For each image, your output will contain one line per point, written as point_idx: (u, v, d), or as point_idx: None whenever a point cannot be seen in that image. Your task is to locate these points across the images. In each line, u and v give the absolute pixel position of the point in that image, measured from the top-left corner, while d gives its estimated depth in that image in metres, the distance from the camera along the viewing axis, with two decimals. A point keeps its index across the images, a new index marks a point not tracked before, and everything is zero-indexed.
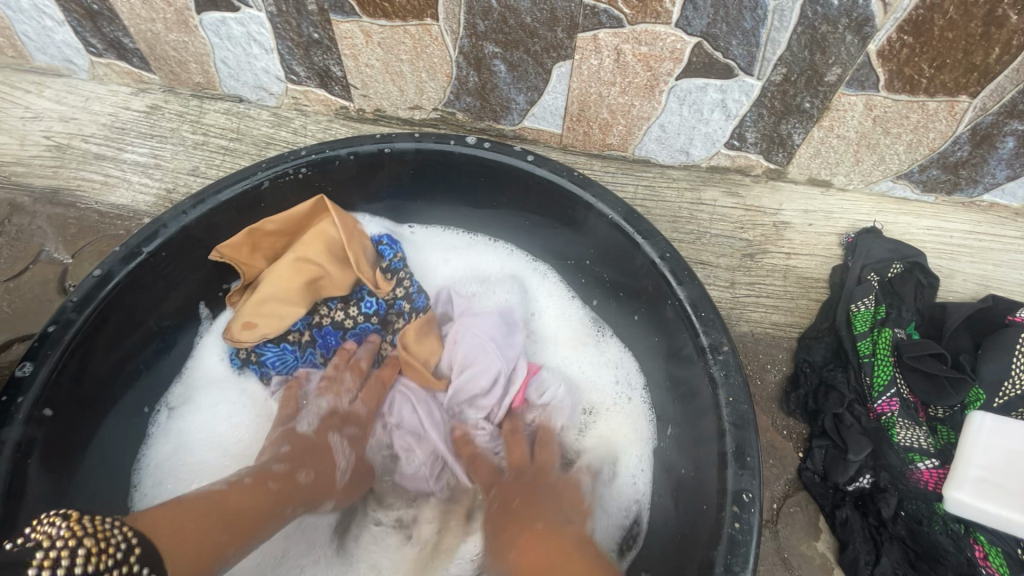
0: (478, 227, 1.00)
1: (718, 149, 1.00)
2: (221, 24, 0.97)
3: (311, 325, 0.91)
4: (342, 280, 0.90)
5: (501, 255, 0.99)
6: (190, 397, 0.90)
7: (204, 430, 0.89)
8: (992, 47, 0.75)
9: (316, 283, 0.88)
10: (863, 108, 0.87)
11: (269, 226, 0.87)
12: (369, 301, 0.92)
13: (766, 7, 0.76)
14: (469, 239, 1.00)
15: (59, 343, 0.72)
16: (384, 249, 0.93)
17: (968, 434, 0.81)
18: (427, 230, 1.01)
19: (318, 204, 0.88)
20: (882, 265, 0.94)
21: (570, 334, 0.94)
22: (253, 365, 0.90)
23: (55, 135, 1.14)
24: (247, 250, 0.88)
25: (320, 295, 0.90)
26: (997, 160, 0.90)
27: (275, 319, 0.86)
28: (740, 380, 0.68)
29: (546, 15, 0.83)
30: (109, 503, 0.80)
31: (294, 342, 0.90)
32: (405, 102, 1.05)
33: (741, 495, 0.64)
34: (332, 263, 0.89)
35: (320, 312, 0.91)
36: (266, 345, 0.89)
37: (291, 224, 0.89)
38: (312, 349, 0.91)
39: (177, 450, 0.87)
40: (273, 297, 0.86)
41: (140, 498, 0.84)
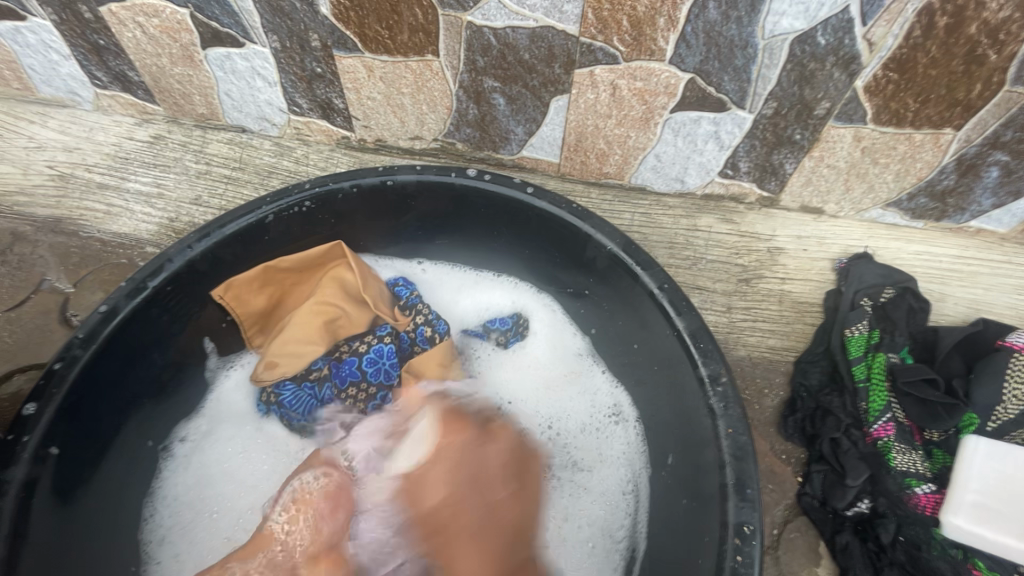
0: (485, 264, 1.01)
1: (712, 178, 1.02)
2: (226, 59, 0.99)
3: (331, 362, 0.90)
4: (359, 318, 0.92)
5: (508, 293, 1.01)
6: (206, 431, 0.91)
7: (215, 464, 0.89)
8: (974, 84, 0.77)
9: (333, 322, 0.90)
10: (851, 139, 0.90)
11: (284, 263, 0.91)
12: (384, 326, 0.92)
13: (756, 45, 0.79)
14: (478, 277, 1.02)
15: (65, 381, 0.73)
16: (400, 290, 0.97)
17: (962, 459, 0.82)
18: (435, 265, 1.03)
19: (335, 247, 0.92)
20: (875, 290, 0.96)
21: (572, 372, 0.95)
22: (274, 407, 0.89)
23: (58, 165, 1.15)
24: (263, 288, 0.91)
25: (339, 334, 0.91)
26: (982, 188, 0.93)
27: (294, 358, 0.88)
28: (739, 412, 0.70)
29: (544, 52, 0.86)
30: (112, 539, 0.81)
31: (315, 378, 0.89)
32: (405, 133, 1.07)
33: (742, 527, 0.65)
34: (348, 301, 0.91)
35: (339, 349, 0.91)
36: (284, 385, 0.89)
37: (306, 263, 0.92)
38: (331, 384, 0.89)
39: (189, 485, 0.88)
40: (290, 334, 0.88)
41: (148, 532, 0.85)
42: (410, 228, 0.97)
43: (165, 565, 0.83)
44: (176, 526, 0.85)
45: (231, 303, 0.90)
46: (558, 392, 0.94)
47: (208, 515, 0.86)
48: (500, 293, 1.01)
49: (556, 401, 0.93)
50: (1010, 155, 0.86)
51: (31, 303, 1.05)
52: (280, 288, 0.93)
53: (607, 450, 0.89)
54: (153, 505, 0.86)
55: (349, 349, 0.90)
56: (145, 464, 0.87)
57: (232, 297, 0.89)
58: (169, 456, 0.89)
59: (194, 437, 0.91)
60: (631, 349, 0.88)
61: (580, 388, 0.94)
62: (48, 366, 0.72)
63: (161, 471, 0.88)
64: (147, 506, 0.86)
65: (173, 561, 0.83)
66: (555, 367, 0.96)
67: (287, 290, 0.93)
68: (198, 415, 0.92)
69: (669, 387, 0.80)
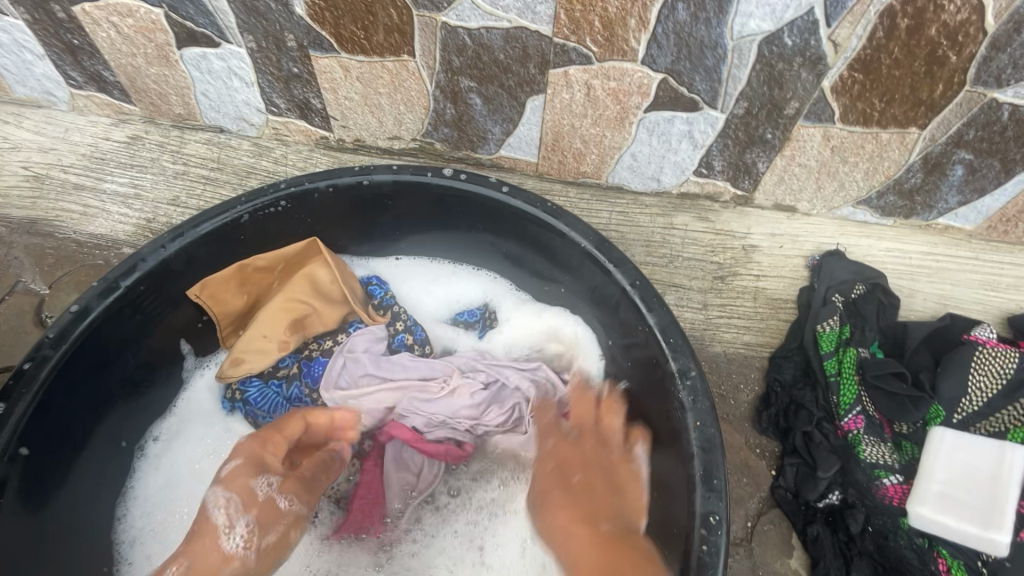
0: (460, 257, 1.02)
1: (687, 177, 1.04)
2: (202, 59, 0.99)
3: (300, 360, 0.92)
4: (329, 315, 0.93)
5: (483, 284, 1.01)
6: (176, 431, 0.90)
7: (188, 464, 0.88)
8: (936, 84, 0.79)
9: (304, 320, 0.91)
10: (821, 139, 0.91)
11: (258, 262, 0.91)
12: (356, 326, 0.93)
13: (725, 46, 0.80)
14: (453, 269, 1.02)
15: (34, 380, 0.72)
16: (373, 289, 0.98)
17: (931, 448, 0.85)
18: (412, 260, 1.03)
19: (311, 245, 0.92)
20: (846, 286, 0.99)
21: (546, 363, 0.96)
22: (239, 404, 0.90)
23: (33, 165, 1.14)
24: (234, 285, 0.91)
25: (310, 332, 0.92)
26: (948, 186, 0.95)
27: (264, 354, 0.89)
28: (708, 405, 0.71)
29: (518, 53, 0.87)
30: (83, 540, 0.81)
31: (282, 376, 0.91)
32: (384, 132, 1.08)
33: (708, 518, 0.66)
34: (319, 300, 0.92)
35: (308, 347, 0.93)
36: (250, 381, 0.90)
37: (280, 261, 0.92)
38: (300, 383, 0.90)
39: (161, 485, 0.87)
40: (260, 332, 0.88)
41: (121, 532, 0.85)
42: (386, 224, 0.97)
43: (138, 565, 0.83)
44: (149, 528, 0.85)
45: (207, 301, 0.89)
46: None
47: (179, 517, 0.85)
48: (474, 285, 1.01)
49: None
50: (973, 153, 0.88)
51: (6, 305, 1.04)
52: (254, 286, 0.92)
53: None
54: (125, 506, 0.86)
55: (319, 347, 0.93)
56: (118, 466, 0.86)
57: (209, 295, 0.89)
58: (144, 456, 0.89)
59: (166, 437, 0.90)
60: (605, 341, 0.90)
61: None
62: (17, 366, 0.72)
63: (134, 472, 0.88)
64: (120, 507, 0.86)
65: (147, 563, 0.83)
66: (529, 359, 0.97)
67: (261, 287, 0.93)
68: (172, 415, 0.91)
69: (640, 379, 0.82)
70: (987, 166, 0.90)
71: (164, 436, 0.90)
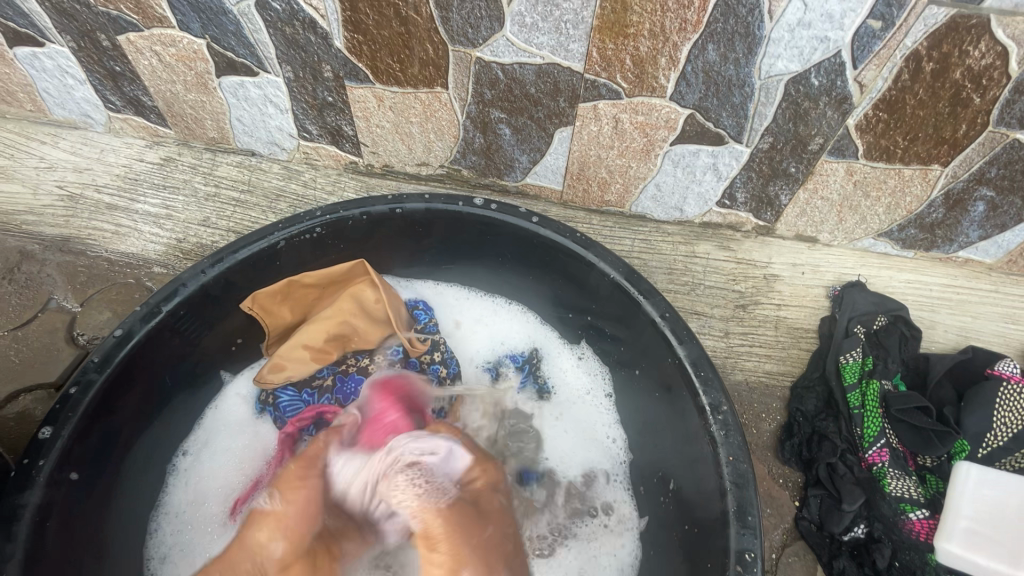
0: (501, 291, 1.04)
1: (709, 207, 1.06)
2: (239, 87, 1.02)
3: (336, 372, 0.92)
4: (372, 335, 0.94)
5: (524, 322, 1.03)
6: (209, 444, 0.92)
7: (221, 475, 0.89)
8: (960, 124, 0.81)
9: (347, 335, 0.93)
10: (844, 173, 0.93)
11: (308, 278, 0.92)
12: (396, 349, 0.94)
13: (753, 85, 0.82)
14: (493, 304, 1.05)
15: (79, 406, 0.73)
16: (418, 313, 0.99)
17: (955, 484, 0.85)
18: (455, 290, 1.06)
19: (359, 266, 0.93)
20: (868, 317, 1.00)
21: (579, 399, 0.97)
22: (269, 409, 0.92)
23: (68, 185, 1.17)
24: (281, 298, 0.92)
25: (350, 346, 0.94)
26: (969, 221, 0.96)
27: (303, 364, 0.91)
28: (740, 439, 0.72)
29: (549, 87, 0.89)
30: (123, 561, 0.82)
31: (316, 386, 0.92)
32: (412, 159, 1.10)
33: (744, 554, 0.66)
34: (363, 320, 0.93)
35: (346, 362, 0.93)
36: (284, 389, 0.91)
37: (329, 279, 0.94)
38: (331, 396, 0.90)
39: (190, 498, 0.88)
40: (302, 341, 0.91)
41: (155, 547, 0.85)
42: (431, 254, 1.00)
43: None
44: (176, 543, 0.85)
45: (257, 313, 0.91)
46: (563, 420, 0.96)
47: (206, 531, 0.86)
48: (514, 322, 1.03)
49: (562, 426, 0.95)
50: (994, 190, 0.90)
51: (37, 322, 1.05)
52: (300, 300, 0.94)
53: (607, 477, 0.91)
54: (155, 522, 0.87)
55: (356, 363, 0.93)
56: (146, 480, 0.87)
57: (258, 308, 0.91)
58: (176, 468, 0.90)
59: (197, 450, 0.91)
60: (637, 383, 0.90)
61: (582, 413, 0.96)
62: (63, 391, 0.73)
63: (166, 485, 0.89)
64: (150, 521, 0.86)
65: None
66: (561, 397, 0.97)
67: (309, 301, 0.95)
68: (203, 427, 0.93)
69: (675, 429, 0.81)
70: (1008, 204, 0.92)
71: (193, 449, 0.91)
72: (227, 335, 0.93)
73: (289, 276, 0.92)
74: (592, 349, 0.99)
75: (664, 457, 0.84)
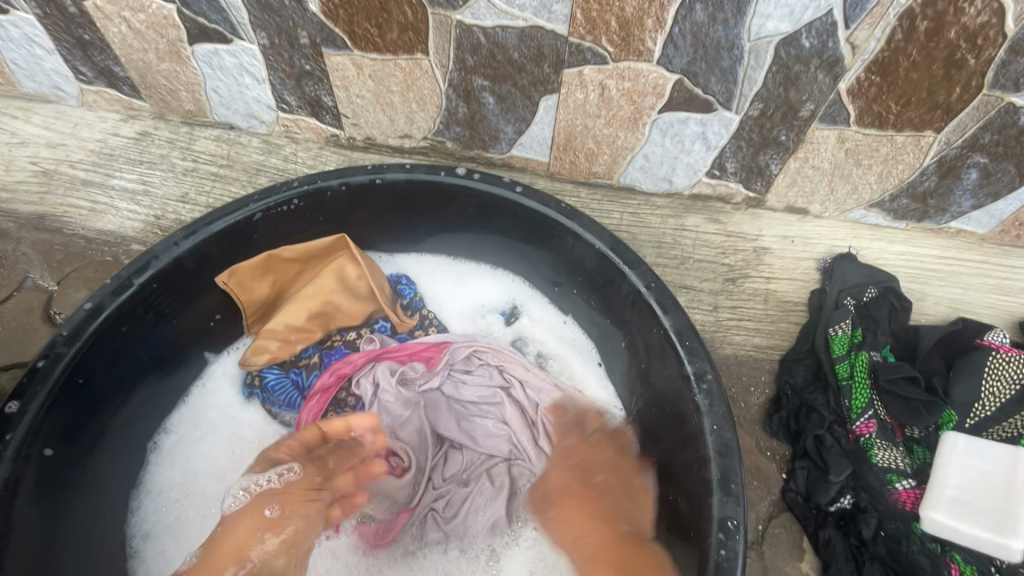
0: (486, 263, 1.01)
1: (699, 178, 1.03)
2: (213, 55, 0.99)
3: (321, 349, 0.94)
4: (354, 311, 0.94)
5: (505, 288, 1.01)
6: (193, 423, 0.91)
7: (207, 452, 0.90)
8: (953, 88, 0.79)
9: (329, 313, 0.93)
10: (835, 141, 0.91)
11: (286, 254, 0.91)
12: (382, 325, 0.96)
13: (742, 47, 0.80)
14: (475, 270, 1.02)
15: (49, 379, 0.72)
16: (402, 288, 0.99)
17: (944, 453, 0.85)
18: (438, 260, 1.03)
19: (338, 243, 0.93)
20: (858, 290, 0.98)
21: (565, 371, 0.95)
22: (257, 390, 0.92)
23: (41, 161, 1.13)
24: (259, 274, 0.91)
25: (333, 324, 0.94)
26: (962, 190, 0.95)
27: (288, 342, 0.92)
28: (724, 409, 0.71)
29: (533, 52, 0.86)
30: (105, 536, 0.82)
31: (303, 365, 0.93)
32: (395, 131, 1.07)
33: (726, 522, 0.66)
34: (345, 296, 0.93)
35: (331, 338, 0.95)
36: (270, 368, 0.92)
37: (308, 256, 0.93)
38: (320, 373, 0.92)
39: (175, 474, 0.88)
40: (283, 320, 0.91)
41: (138, 522, 0.86)
42: (410, 222, 0.97)
43: (151, 560, 0.84)
44: (163, 521, 0.86)
45: (234, 289, 0.90)
46: None
47: (194, 509, 0.86)
48: (496, 288, 1.01)
49: None
50: (988, 157, 0.88)
51: (13, 301, 1.03)
52: (278, 276, 0.93)
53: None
54: (138, 497, 0.87)
55: (342, 338, 0.94)
56: (128, 456, 0.86)
57: (235, 283, 0.89)
58: (158, 445, 0.90)
59: (179, 428, 0.91)
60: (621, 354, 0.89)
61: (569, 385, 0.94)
62: (31, 364, 0.72)
63: (149, 461, 0.89)
64: (133, 497, 0.86)
65: (160, 557, 0.84)
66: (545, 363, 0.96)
67: (287, 278, 0.94)
68: (185, 404, 0.92)
69: (661, 396, 0.80)
70: (1001, 171, 0.90)
71: (176, 427, 0.91)
72: (208, 311, 0.91)
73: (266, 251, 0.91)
74: (577, 323, 0.97)
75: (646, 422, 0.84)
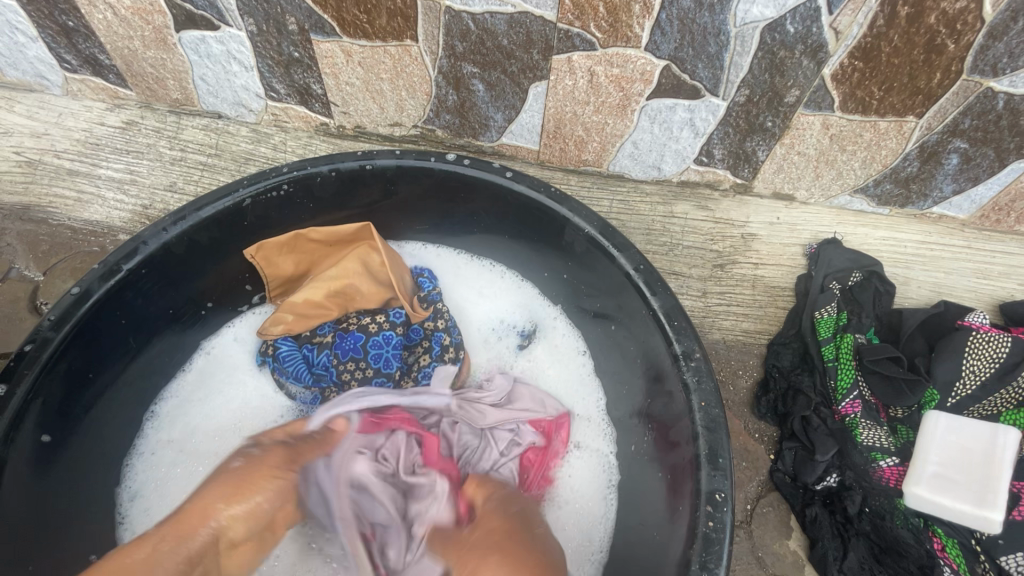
0: (481, 255, 1.02)
1: (687, 165, 1.04)
2: (201, 42, 0.98)
3: (336, 330, 0.91)
4: (373, 296, 0.93)
5: (522, 296, 1.01)
6: (194, 388, 0.92)
7: (205, 418, 0.91)
8: (934, 73, 0.81)
9: (349, 294, 0.92)
10: (820, 127, 0.93)
11: (313, 234, 0.93)
12: (398, 312, 0.92)
13: (728, 33, 0.81)
14: (473, 262, 1.03)
15: (36, 364, 0.72)
16: (423, 281, 0.97)
17: (927, 431, 0.88)
18: (440, 253, 1.04)
19: (363, 229, 0.92)
20: (843, 274, 1.00)
21: (564, 366, 0.95)
22: (269, 359, 0.91)
23: (26, 150, 1.12)
24: (285, 251, 0.93)
25: (352, 306, 0.93)
26: (943, 175, 0.97)
27: (304, 318, 0.91)
28: (712, 386, 0.72)
29: (522, 38, 0.87)
30: (95, 506, 0.82)
31: (317, 343, 0.91)
32: (385, 119, 1.07)
33: (714, 495, 0.67)
34: (367, 280, 0.93)
35: (348, 320, 0.92)
36: (285, 339, 0.91)
37: (335, 239, 0.94)
38: (330, 351, 0.90)
39: (170, 440, 0.89)
40: (302, 295, 0.91)
41: (126, 489, 0.85)
42: (424, 216, 0.98)
43: (135, 520, 0.84)
44: (156, 489, 0.86)
45: (260, 263, 0.91)
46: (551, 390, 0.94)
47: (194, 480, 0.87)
48: (513, 297, 1.01)
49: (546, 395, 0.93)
50: (968, 142, 0.90)
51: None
52: (303, 254, 0.94)
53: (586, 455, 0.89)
54: (130, 463, 0.87)
55: (357, 322, 0.91)
56: (122, 424, 0.86)
57: (261, 257, 0.91)
58: (156, 413, 0.90)
59: (180, 393, 0.92)
60: (621, 369, 0.88)
61: (566, 381, 0.94)
62: (18, 348, 0.71)
63: (143, 428, 0.89)
64: (126, 464, 0.87)
65: (144, 516, 0.84)
66: (553, 373, 0.95)
67: (313, 258, 0.95)
68: (190, 371, 0.93)
69: (649, 382, 0.81)
70: (981, 156, 0.92)
71: (176, 394, 0.91)
72: (197, 299, 0.91)
73: (294, 229, 0.93)
74: (565, 314, 0.98)
75: (643, 428, 0.83)
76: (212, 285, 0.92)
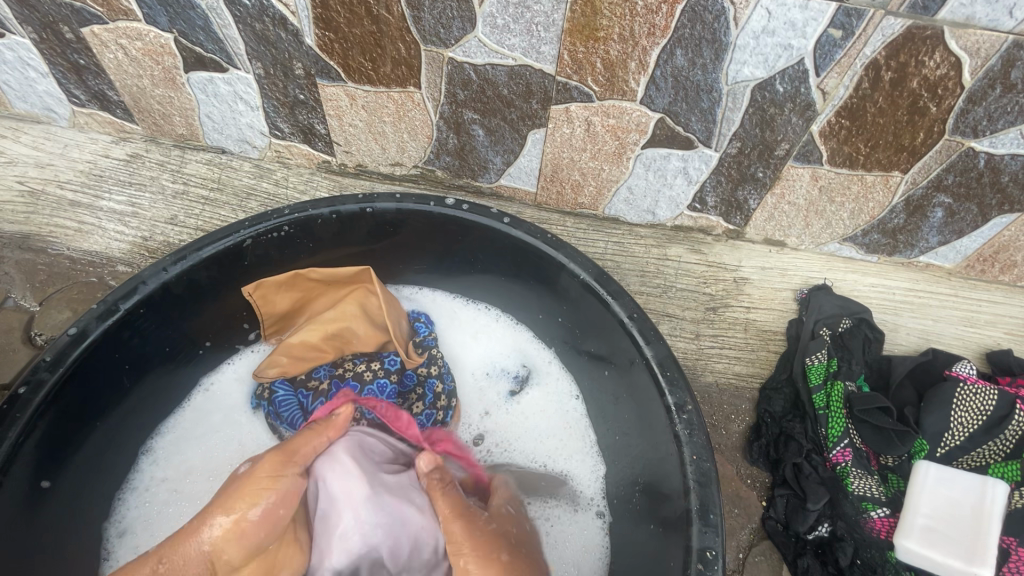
0: (477, 296, 1.04)
1: (681, 211, 1.07)
2: (208, 83, 1.01)
3: (332, 376, 0.92)
4: (367, 339, 0.94)
5: (516, 338, 1.02)
6: (192, 424, 0.92)
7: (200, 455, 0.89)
8: (918, 132, 0.84)
9: (345, 337, 0.93)
10: (809, 179, 0.95)
11: (313, 274, 0.94)
12: (394, 359, 0.93)
13: (720, 90, 0.84)
14: (468, 304, 1.05)
15: (29, 406, 0.71)
16: (419, 325, 0.99)
17: (916, 482, 0.88)
18: (435, 294, 1.05)
19: (363, 272, 0.94)
20: (833, 320, 1.02)
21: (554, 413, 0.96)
22: (264, 403, 0.91)
23: (29, 180, 1.13)
24: (283, 290, 0.93)
25: (348, 349, 0.94)
26: (929, 227, 0.99)
27: (301, 360, 0.92)
28: (703, 438, 0.72)
29: (522, 88, 0.90)
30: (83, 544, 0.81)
31: (312, 388, 0.91)
32: (386, 159, 1.09)
33: (705, 552, 0.67)
34: (364, 323, 0.93)
35: (343, 365, 0.92)
36: (281, 384, 0.91)
37: (334, 280, 0.95)
38: (325, 400, 0.89)
39: (164, 477, 0.88)
40: (300, 337, 0.91)
41: (116, 525, 0.84)
42: (423, 257, 1.00)
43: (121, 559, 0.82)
44: (145, 526, 0.85)
45: (257, 301, 0.92)
46: (539, 441, 0.93)
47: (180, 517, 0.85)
48: (507, 338, 1.02)
49: (536, 443, 0.93)
50: (952, 198, 0.93)
51: None
52: (301, 293, 0.95)
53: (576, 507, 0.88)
54: (121, 498, 0.86)
55: (353, 368, 0.92)
56: (115, 461, 0.86)
57: (259, 295, 0.92)
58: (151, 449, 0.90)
59: (176, 429, 0.92)
60: (613, 417, 0.89)
61: (555, 430, 0.94)
62: (12, 391, 0.71)
63: (138, 464, 0.89)
64: (117, 499, 0.86)
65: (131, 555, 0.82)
66: (544, 418, 0.95)
67: (310, 298, 0.96)
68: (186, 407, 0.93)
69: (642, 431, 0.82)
70: (965, 210, 0.94)
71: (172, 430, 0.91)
72: (195, 336, 0.92)
73: (293, 269, 0.94)
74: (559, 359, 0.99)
75: (634, 478, 0.83)
76: (208, 322, 0.92)
